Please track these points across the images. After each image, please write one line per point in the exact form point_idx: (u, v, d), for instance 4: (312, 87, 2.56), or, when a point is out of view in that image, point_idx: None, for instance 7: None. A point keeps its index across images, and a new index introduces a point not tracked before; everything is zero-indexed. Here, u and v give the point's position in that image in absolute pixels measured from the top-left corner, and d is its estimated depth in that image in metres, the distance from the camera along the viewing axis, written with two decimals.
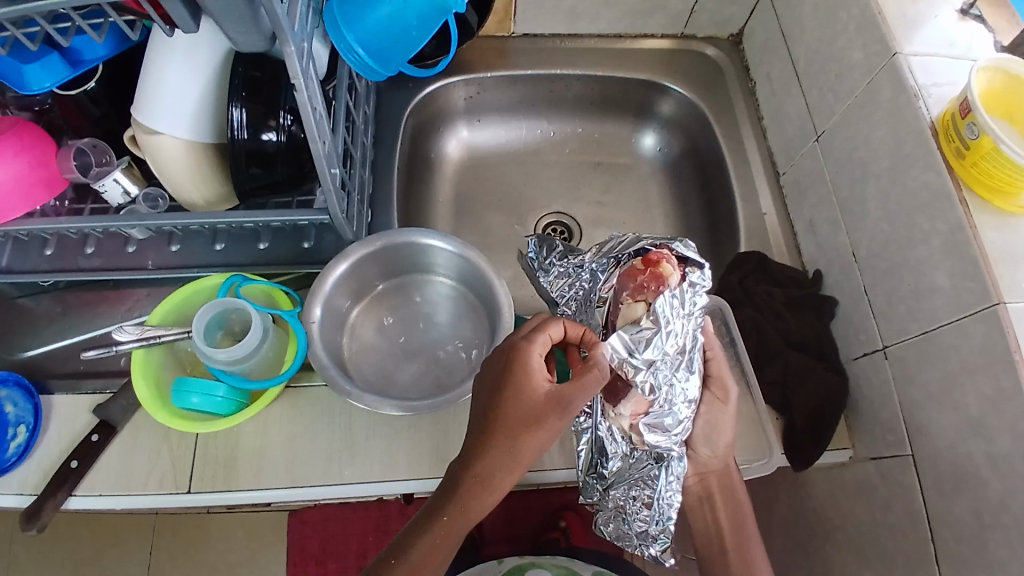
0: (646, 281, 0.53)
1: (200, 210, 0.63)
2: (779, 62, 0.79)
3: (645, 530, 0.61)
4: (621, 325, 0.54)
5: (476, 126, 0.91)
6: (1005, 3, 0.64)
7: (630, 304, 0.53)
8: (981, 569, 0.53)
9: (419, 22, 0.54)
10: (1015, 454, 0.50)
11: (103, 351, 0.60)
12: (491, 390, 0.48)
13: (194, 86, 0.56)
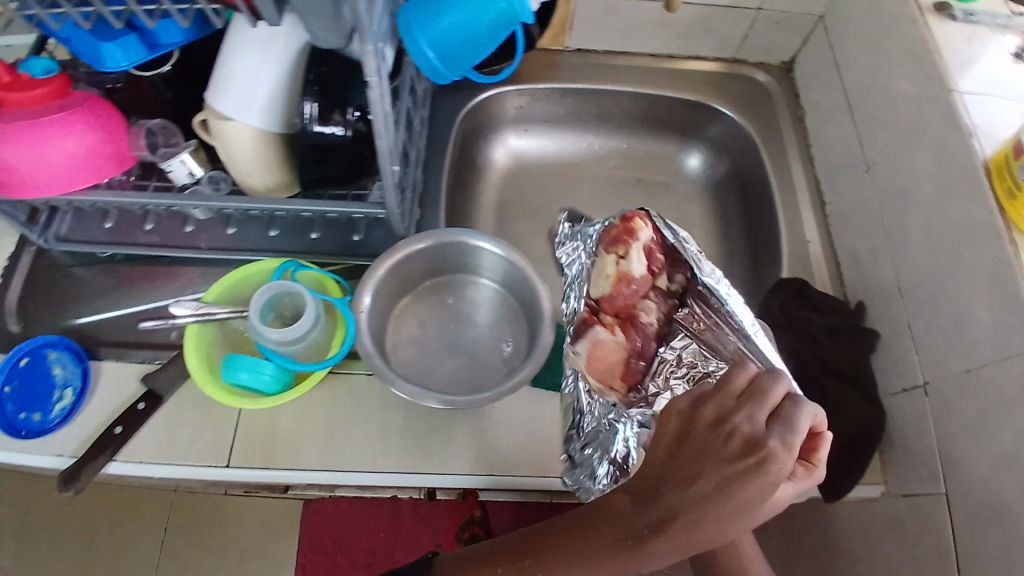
0: (621, 234, 0.69)
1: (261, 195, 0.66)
2: (829, 92, 0.79)
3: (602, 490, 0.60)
4: (598, 273, 0.70)
5: (524, 135, 0.92)
6: None
7: (604, 255, 0.69)
8: None
9: (489, 30, 0.57)
10: None
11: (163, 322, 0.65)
12: (721, 485, 0.39)
13: (268, 77, 0.58)
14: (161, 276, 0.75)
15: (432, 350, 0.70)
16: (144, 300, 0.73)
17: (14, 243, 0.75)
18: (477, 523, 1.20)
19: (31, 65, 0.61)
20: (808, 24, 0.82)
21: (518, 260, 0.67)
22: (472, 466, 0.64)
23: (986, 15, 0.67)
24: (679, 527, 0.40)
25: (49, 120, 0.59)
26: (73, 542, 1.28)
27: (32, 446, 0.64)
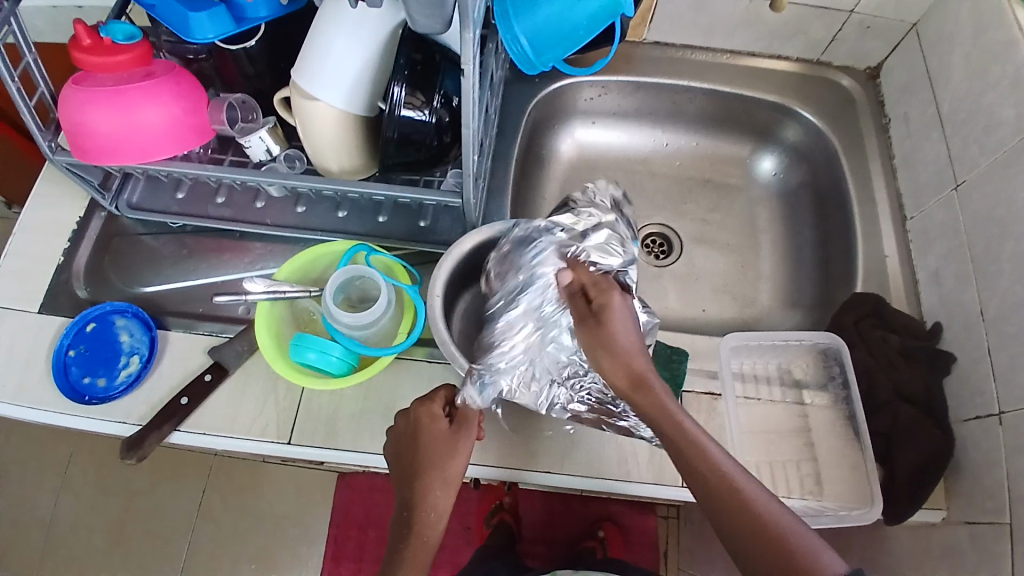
0: None
1: (335, 177, 0.65)
2: (920, 104, 0.76)
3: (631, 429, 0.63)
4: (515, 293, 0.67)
5: (592, 128, 0.91)
6: None
7: None
8: None
9: (589, 24, 0.55)
10: None
11: (237, 299, 0.67)
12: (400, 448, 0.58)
13: (358, 60, 0.57)
14: (227, 249, 0.75)
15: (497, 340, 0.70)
16: (212, 273, 0.74)
17: (85, 206, 0.75)
18: (506, 509, 1.23)
19: (110, 29, 0.57)
20: (901, 32, 0.78)
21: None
22: (528, 460, 0.65)
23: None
24: (432, 478, 0.56)
25: (137, 88, 0.58)
26: (112, 495, 1.31)
27: (97, 412, 0.65)
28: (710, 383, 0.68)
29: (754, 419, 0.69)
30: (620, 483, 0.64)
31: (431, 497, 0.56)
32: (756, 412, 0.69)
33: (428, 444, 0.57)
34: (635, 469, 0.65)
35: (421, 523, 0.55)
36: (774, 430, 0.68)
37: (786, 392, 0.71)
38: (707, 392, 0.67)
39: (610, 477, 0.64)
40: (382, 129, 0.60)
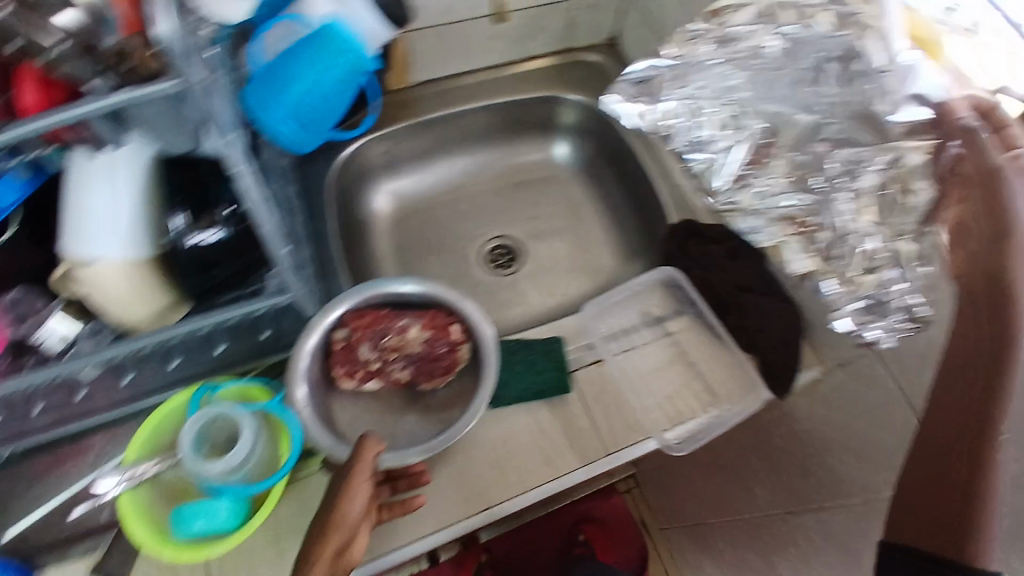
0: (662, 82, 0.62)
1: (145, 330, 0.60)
2: (655, 52, 0.88)
3: (906, 316, 0.53)
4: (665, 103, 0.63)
5: (398, 177, 0.93)
6: None
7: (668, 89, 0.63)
8: None
9: (342, 85, 0.57)
10: None
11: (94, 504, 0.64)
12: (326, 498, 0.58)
13: (125, 204, 0.54)
14: (70, 456, 0.67)
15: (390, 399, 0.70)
16: (63, 488, 0.66)
17: None
18: (487, 564, 1.26)
19: None
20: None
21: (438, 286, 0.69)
22: (468, 507, 0.64)
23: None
24: (337, 522, 0.55)
25: None
26: None
27: None
28: (593, 353, 0.73)
29: (636, 365, 0.73)
30: (558, 483, 0.66)
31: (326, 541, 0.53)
32: (635, 359, 0.74)
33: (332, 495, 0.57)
34: (565, 463, 0.66)
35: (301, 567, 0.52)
36: (655, 365, 0.74)
37: (653, 332, 0.77)
38: (592, 361, 0.72)
39: (547, 483, 0.66)
40: (179, 258, 0.58)
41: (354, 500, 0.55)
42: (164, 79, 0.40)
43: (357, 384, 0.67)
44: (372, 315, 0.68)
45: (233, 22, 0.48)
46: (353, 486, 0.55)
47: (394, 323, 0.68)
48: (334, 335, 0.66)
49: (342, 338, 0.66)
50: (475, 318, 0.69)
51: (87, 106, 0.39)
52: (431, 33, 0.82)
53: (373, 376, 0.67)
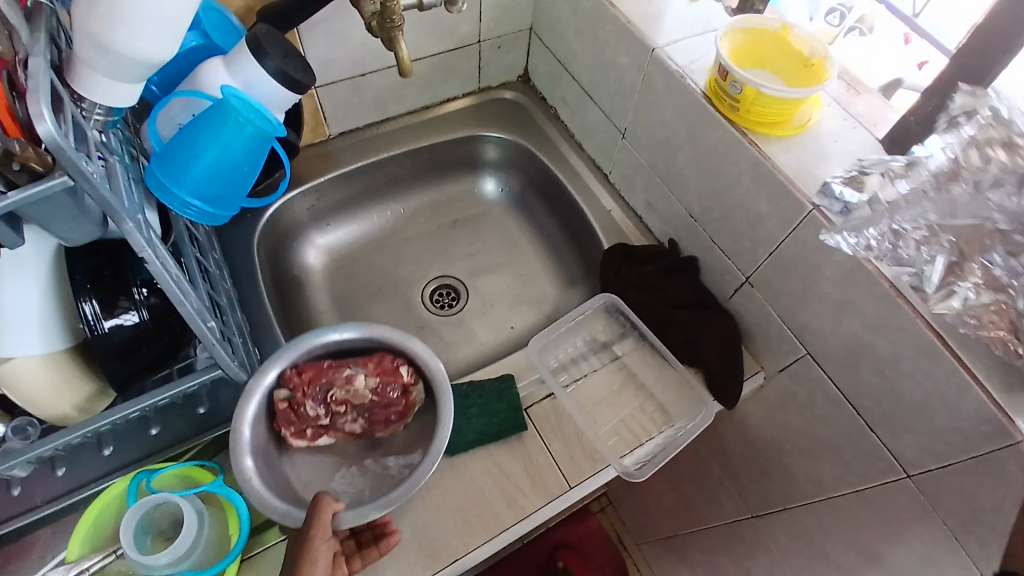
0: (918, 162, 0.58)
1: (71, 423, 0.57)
2: (567, 85, 0.91)
3: None
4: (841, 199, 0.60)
5: (327, 230, 0.92)
6: None
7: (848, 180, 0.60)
8: (903, 415, 0.61)
9: (247, 157, 0.56)
10: (882, 314, 0.59)
11: None
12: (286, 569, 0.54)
13: (31, 300, 0.52)
14: (10, 558, 0.62)
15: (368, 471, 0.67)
16: None
17: None
18: None
19: None
20: (525, 39, 0.93)
21: (381, 331, 0.67)
22: (435, 561, 0.63)
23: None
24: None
25: None
26: None
27: None
28: (542, 387, 0.73)
29: (589, 395, 0.75)
30: (525, 523, 0.65)
31: None
32: (587, 388, 0.75)
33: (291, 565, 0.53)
34: (529, 502, 0.66)
35: None
36: (608, 391, 0.76)
37: (601, 357, 0.78)
38: (543, 396, 0.72)
39: (513, 524, 0.65)
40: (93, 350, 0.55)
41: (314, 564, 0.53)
42: (54, 175, 0.41)
43: (309, 442, 0.66)
44: (314, 370, 0.66)
45: (123, 103, 0.47)
46: (313, 546, 0.53)
47: (338, 374, 0.67)
48: (276, 394, 0.64)
49: (285, 397, 0.65)
50: (422, 359, 0.67)
51: None
52: (344, 85, 0.84)
53: (322, 431, 0.66)
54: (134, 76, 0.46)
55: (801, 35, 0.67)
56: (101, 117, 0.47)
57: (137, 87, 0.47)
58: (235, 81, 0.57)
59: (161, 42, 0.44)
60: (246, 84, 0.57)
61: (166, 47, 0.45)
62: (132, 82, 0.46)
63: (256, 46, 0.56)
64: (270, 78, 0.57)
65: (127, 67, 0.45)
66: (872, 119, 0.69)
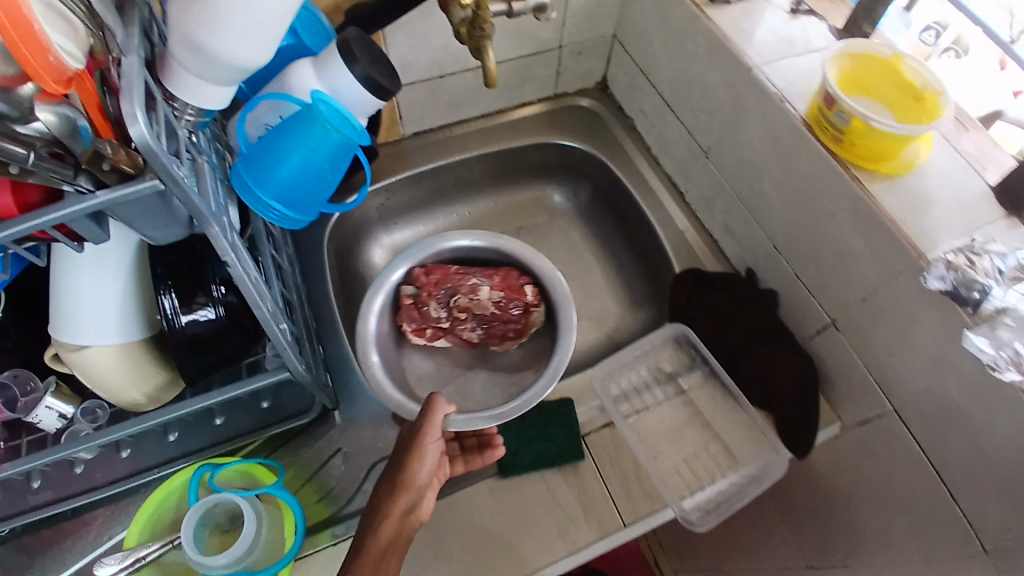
0: None
1: (143, 412, 0.58)
2: (647, 97, 0.87)
3: None
4: None
5: (394, 228, 0.91)
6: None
7: None
8: (997, 493, 0.56)
9: (330, 164, 0.55)
10: (984, 380, 0.54)
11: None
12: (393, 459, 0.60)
13: (113, 292, 0.53)
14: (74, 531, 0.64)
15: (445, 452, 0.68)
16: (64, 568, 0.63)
17: None
18: None
19: None
20: (606, 46, 0.89)
21: (508, 246, 0.80)
22: None
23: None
24: (405, 478, 0.57)
25: None
26: None
27: None
28: (602, 414, 0.71)
29: (649, 429, 0.72)
30: (574, 557, 0.63)
31: (393, 497, 0.55)
32: (648, 422, 0.72)
33: (403, 450, 0.59)
34: (580, 535, 0.64)
35: (373, 523, 0.54)
36: (671, 427, 0.73)
37: (666, 388, 0.75)
38: (602, 425, 0.70)
39: (561, 556, 0.63)
40: (171, 344, 0.56)
41: (424, 453, 0.58)
42: (142, 178, 0.41)
43: (428, 336, 0.80)
44: (440, 274, 0.79)
45: (213, 105, 0.46)
46: (423, 440, 0.58)
47: (464, 282, 0.79)
48: (407, 289, 0.78)
49: (414, 294, 0.78)
50: (545, 277, 0.79)
51: (66, 210, 0.40)
52: (420, 86, 0.83)
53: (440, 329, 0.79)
54: (226, 80, 0.45)
55: (912, 65, 0.62)
56: (192, 117, 0.47)
57: (227, 90, 0.46)
58: (322, 86, 0.57)
59: (254, 48, 0.43)
60: (333, 89, 0.57)
61: (260, 53, 0.44)
62: (223, 85, 0.46)
63: (345, 51, 0.56)
64: (358, 84, 0.56)
65: (219, 71, 0.44)
66: (979, 158, 0.63)
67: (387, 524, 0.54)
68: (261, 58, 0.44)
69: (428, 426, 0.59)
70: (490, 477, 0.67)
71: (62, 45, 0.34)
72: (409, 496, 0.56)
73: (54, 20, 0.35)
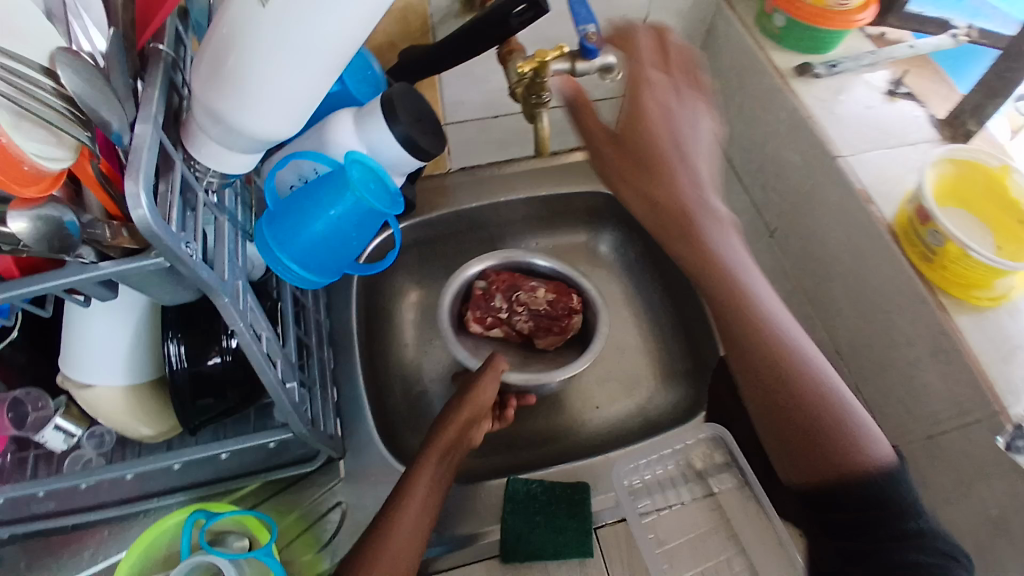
0: None
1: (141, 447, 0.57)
2: (714, 158, 0.81)
3: None
4: None
5: (428, 262, 0.88)
6: (926, 71, 0.69)
7: None
8: None
9: (357, 231, 0.52)
10: None
11: None
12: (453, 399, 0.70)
13: (124, 329, 0.52)
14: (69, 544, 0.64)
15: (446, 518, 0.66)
16: None
17: None
18: None
19: None
20: None
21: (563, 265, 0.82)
22: None
23: (848, 59, 0.68)
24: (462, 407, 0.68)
25: None
26: None
27: None
28: (616, 509, 0.67)
29: (668, 532, 0.66)
30: None
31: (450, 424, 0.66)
32: (667, 523, 0.66)
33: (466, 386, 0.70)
34: None
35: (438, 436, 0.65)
36: (693, 533, 0.66)
37: (693, 488, 0.68)
38: (617, 518, 0.67)
39: None
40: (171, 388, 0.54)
41: (487, 390, 0.69)
42: (147, 253, 0.39)
43: (485, 329, 0.79)
44: (507, 275, 0.81)
45: (237, 171, 0.44)
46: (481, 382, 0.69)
47: (525, 283, 0.81)
48: (477, 283, 0.80)
49: (483, 287, 0.80)
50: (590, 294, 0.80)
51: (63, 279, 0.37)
52: (473, 125, 0.80)
53: (500, 324, 0.79)
54: (249, 148, 0.42)
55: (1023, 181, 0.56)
56: (215, 180, 0.45)
57: (253, 156, 0.44)
58: (358, 143, 0.54)
59: (280, 127, 0.40)
60: (370, 147, 0.54)
61: (289, 129, 0.41)
62: (250, 152, 0.43)
63: (388, 108, 0.52)
64: (395, 142, 0.53)
65: (240, 141, 0.41)
66: None
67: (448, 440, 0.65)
68: (286, 134, 0.41)
69: (491, 369, 0.70)
70: (491, 558, 0.64)
71: (41, 152, 0.34)
72: (466, 422, 0.67)
73: (37, 123, 0.34)
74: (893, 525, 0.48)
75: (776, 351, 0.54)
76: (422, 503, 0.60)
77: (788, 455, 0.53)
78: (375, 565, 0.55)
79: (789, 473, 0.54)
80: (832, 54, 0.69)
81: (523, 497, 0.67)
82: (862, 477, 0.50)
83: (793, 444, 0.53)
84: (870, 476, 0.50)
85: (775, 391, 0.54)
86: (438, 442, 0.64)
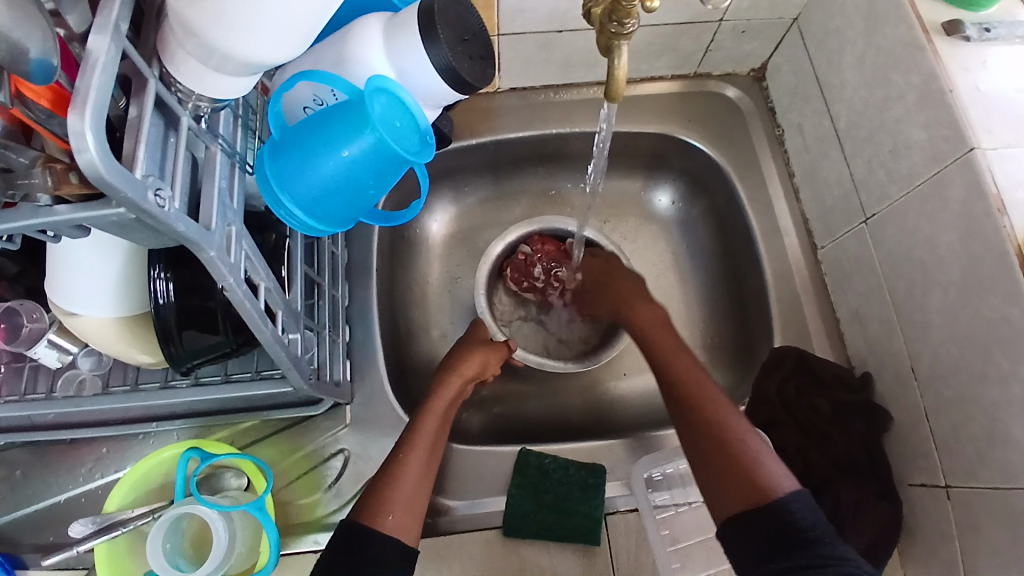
0: None
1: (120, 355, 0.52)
2: (812, 114, 0.69)
3: None
4: None
5: (464, 192, 0.79)
6: None
7: None
8: None
9: (375, 179, 0.43)
10: None
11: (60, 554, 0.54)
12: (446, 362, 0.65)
13: (91, 242, 0.45)
14: (73, 452, 0.63)
15: (446, 483, 0.63)
16: (58, 489, 0.62)
17: None
18: None
19: None
20: (781, 29, 0.69)
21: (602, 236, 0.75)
22: None
23: (1002, 24, 0.54)
24: (456, 370, 0.63)
25: None
26: None
27: None
28: (631, 496, 0.62)
29: (683, 529, 0.62)
30: None
31: (445, 386, 0.61)
32: (684, 521, 0.62)
33: (465, 349, 0.66)
34: None
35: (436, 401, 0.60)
36: (712, 534, 0.62)
37: None
38: (629, 507, 0.61)
39: None
40: (155, 321, 0.46)
41: (485, 357, 0.66)
42: (108, 202, 0.32)
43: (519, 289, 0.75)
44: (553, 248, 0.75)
45: (230, 96, 0.37)
46: (480, 347, 0.66)
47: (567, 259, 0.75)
48: (521, 248, 0.74)
49: (525, 254, 0.74)
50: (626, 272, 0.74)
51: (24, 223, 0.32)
52: (531, 40, 0.67)
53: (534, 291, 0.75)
54: (228, 68, 0.34)
55: None
56: (203, 105, 0.37)
57: (247, 81, 0.36)
58: (387, 64, 0.43)
59: (260, 31, 0.32)
60: (399, 72, 0.43)
61: (269, 43, 0.33)
62: (243, 76, 0.36)
63: (426, 23, 0.42)
64: (432, 69, 0.43)
65: (216, 53, 0.33)
66: None
67: (439, 403, 0.60)
68: (267, 46, 0.33)
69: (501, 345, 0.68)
70: (492, 529, 0.60)
71: None
72: (456, 388, 0.62)
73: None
74: (819, 551, 0.45)
75: (697, 409, 0.56)
76: (431, 450, 0.57)
77: (711, 470, 0.53)
78: (387, 503, 0.52)
79: (716, 501, 0.52)
80: (987, 13, 0.55)
81: (534, 473, 0.63)
82: (764, 500, 0.49)
83: (715, 476, 0.52)
84: (772, 499, 0.49)
85: (701, 428, 0.55)
86: (437, 403, 0.60)
